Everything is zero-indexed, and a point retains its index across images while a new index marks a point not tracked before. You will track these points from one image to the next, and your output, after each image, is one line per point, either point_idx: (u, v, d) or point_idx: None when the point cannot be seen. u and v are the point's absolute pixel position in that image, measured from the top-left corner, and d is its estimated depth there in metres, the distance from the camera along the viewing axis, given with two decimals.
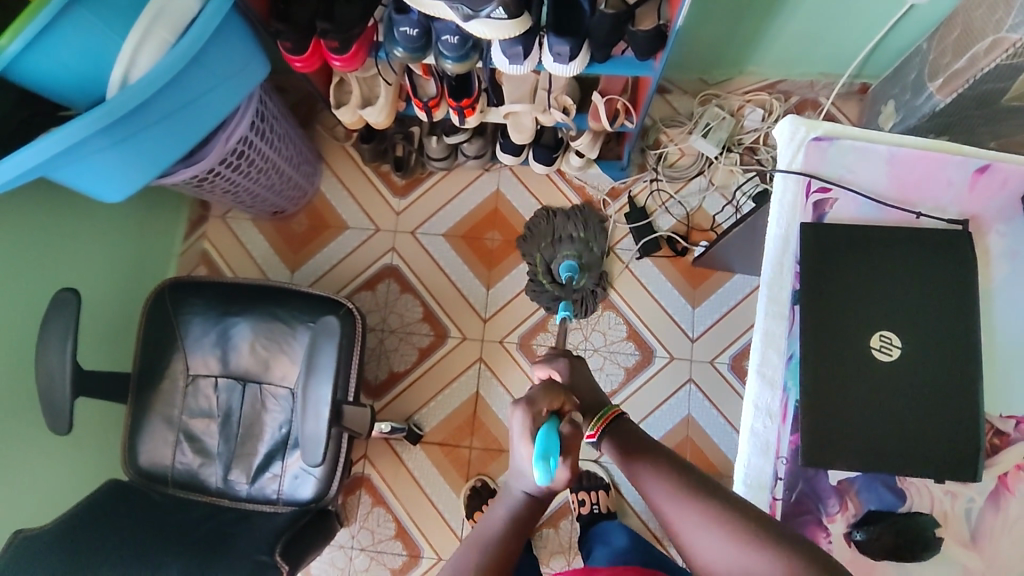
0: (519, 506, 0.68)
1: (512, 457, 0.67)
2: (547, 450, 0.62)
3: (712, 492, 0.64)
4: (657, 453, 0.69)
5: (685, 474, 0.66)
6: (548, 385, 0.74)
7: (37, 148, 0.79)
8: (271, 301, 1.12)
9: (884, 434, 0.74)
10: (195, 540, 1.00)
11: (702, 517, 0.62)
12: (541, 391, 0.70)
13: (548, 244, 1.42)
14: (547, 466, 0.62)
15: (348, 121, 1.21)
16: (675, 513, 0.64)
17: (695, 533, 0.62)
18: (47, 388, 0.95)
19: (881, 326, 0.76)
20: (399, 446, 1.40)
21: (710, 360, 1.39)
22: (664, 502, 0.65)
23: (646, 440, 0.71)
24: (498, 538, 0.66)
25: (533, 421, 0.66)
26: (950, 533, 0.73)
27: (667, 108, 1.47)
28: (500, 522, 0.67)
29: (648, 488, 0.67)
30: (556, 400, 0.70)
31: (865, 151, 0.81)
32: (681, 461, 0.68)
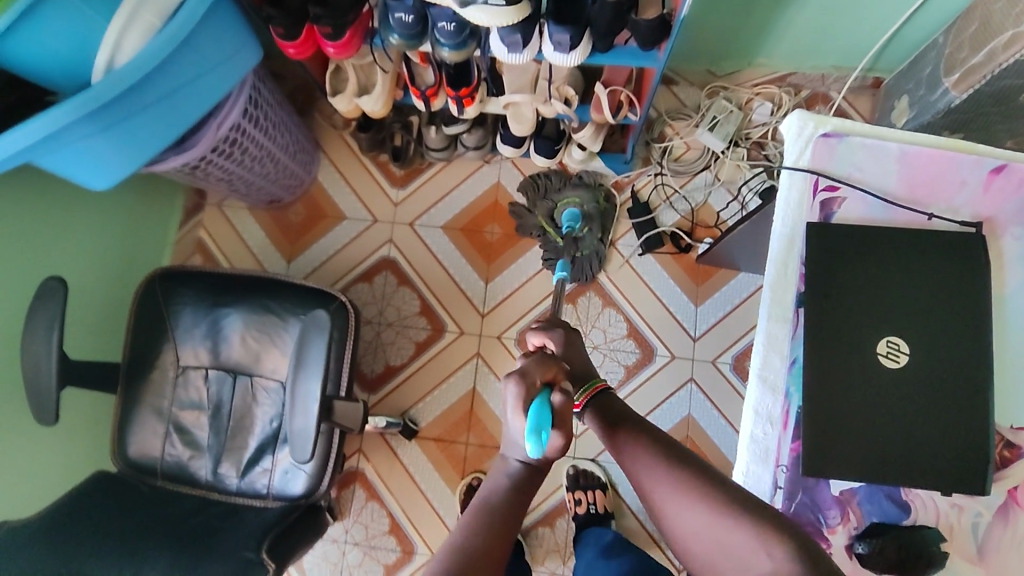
0: (519, 475, 0.65)
1: (506, 429, 0.66)
2: (540, 425, 0.62)
3: (695, 468, 0.64)
4: (641, 428, 0.70)
5: (668, 448, 0.66)
6: (540, 356, 0.73)
7: (20, 133, 0.77)
8: (263, 293, 1.10)
9: (890, 443, 0.71)
10: (183, 534, 0.98)
11: (682, 490, 0.62)
12: (533, 363, 0.69)
13: (548, 203, 1.40)
14: (539, 440, 0.61)
15: (344, 109, 1.19)
16: (656, 485, 0.64)
17: (673, 504, 0.62)
18: (33, 376, 0.94)
19: (890, 332, 0.73)
20: (395, 440, 1.38)
21: (712, 359, 1.37)
22: (646, 475, 0.65)
23: (631, 416, 0.72)
24: (499, 506, 0.62)
25: (526, 392, 0.65)
26: (956, 548, 0.71)
27: (673, 100, 1.42)
28: (501, 489, 0.64)
29: (629, 460, 0.67)
30: (549, 371, 0.69)
31: (876, 149, 0.77)
32: (665, 438, 0.68)
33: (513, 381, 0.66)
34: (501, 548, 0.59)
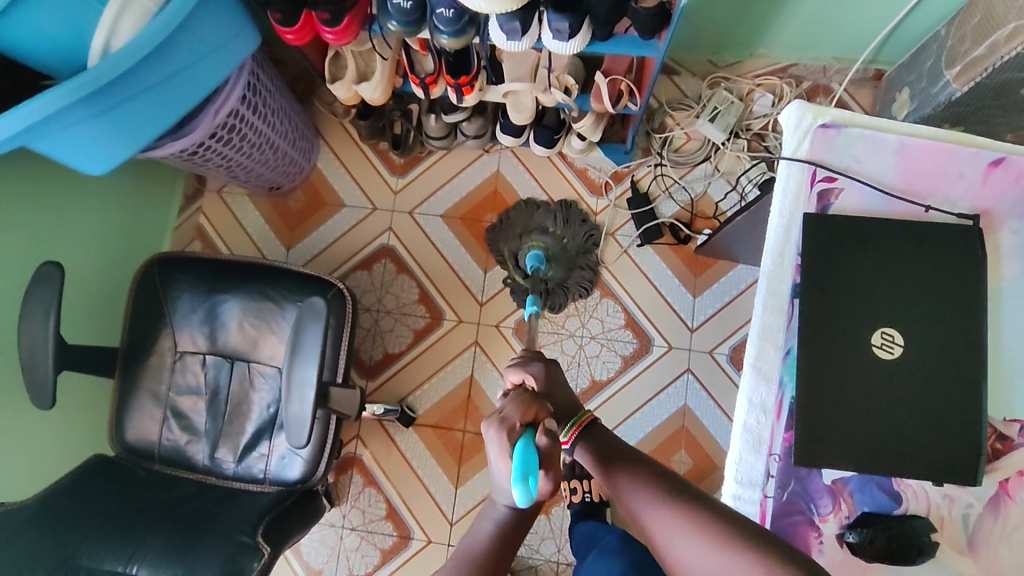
0: (506, 519, 0.64)
1: (491, 473, 0.63)
2: (527, 471, 0.59)
3: (694, 500, 0.62)
4: (634, 460, 0.68)
5: (667, 481, 0.65)
6: (520, 394, 0.70)
7: (14, 116, 0.77)
8: (260, 280, 1.10)
9: (883, 433, 0.71)
10: (180, 518, 0.99)
11: (683, 524, 0.60)
12: (515, 402, 0.66)
13: (513, 243, 1.38)
14: (527, 487, 0.59)
15: (344, 97, 1.17)
16: (656, 521, 0.62)
17: (676, 541, 0.60)
18: (29, 360, 0.94)
19: (884, 322, 0.73)
20: (392, 427, 1.39)
21: (710, 350, 1.37)
22: (645, 510, 0.63)
23: (623, 446, 0.70)
24: (483, 557, 0.63)
25: (509, 435, 0.62)
26: (946, 539, 0.71)
27: (674, 89, 1.42)
28: (485, 538, 0.64)
29: (626, 495, 0.65)
30: (531, 410, 0.66)
31: (874, 140, 0.77)
32: (661, 469, 0.66)
33: (494, 424, 0.63)
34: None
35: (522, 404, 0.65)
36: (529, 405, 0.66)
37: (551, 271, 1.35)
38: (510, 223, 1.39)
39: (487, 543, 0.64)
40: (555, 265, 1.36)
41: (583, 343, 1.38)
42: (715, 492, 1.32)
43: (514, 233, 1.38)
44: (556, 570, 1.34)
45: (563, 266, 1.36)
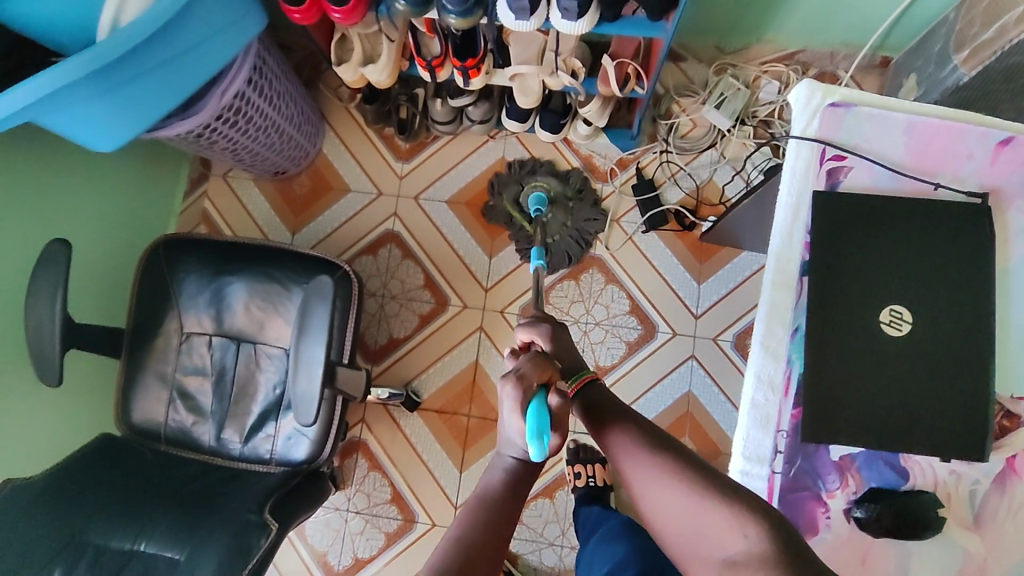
0: (513, 467, 0.67)
1: (504, 429, 0.66)
2: (541, 429, 0.61)
3: (673, 450, 0.63)
4: (620, 411, 0.69)
5: (648, 431, 0.65)
6: (532, 354, 0.72)
7: (21, 91, 0.77)
8: (267, 261, 1.10)
9: (891, 411, 0.72)
10: (187, 497, 0.99)
11: (658, 469, 0.61)
12: (530, 362, 0.68)
13: (516, 188, 1.41)
14: (541, 444, 0.61)
15: (349, 79, 1.17)
16: (633, 466, 0.63)
17: (649, 485, 0.61)
18: (36, 339, 0.94)
19: (893, 300, 0.73)
20: (397, 411, 1.42)
21: (714, 337, 1.37)
22: (624, 455, 0.64)
23: (612, 400, 0.71)
24: (497, 499, 0.63)
25: (524, 394, 0.64)
26: (953, 515, 0.71)
27: (680, 76, 1.42)
28: (498, 484, 0.65)
29: (608, 442, 0.66)
30: (545, 370, 0.68)
31: (883, 119, 0.77)
32: (646, 421, 0.67)
33: (511, 382, 0.65)
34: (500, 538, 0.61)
35: (537, 366, 0.68)
36: (544, 366, 0.68)
37: (553, 219, 1.38)
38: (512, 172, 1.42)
39: (500, 489, 0.65)
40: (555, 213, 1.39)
41: (588, 329, 1.38)
42: None
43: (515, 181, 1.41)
44: (560, 553, 1.35)
45: (564, 215, 1.39)
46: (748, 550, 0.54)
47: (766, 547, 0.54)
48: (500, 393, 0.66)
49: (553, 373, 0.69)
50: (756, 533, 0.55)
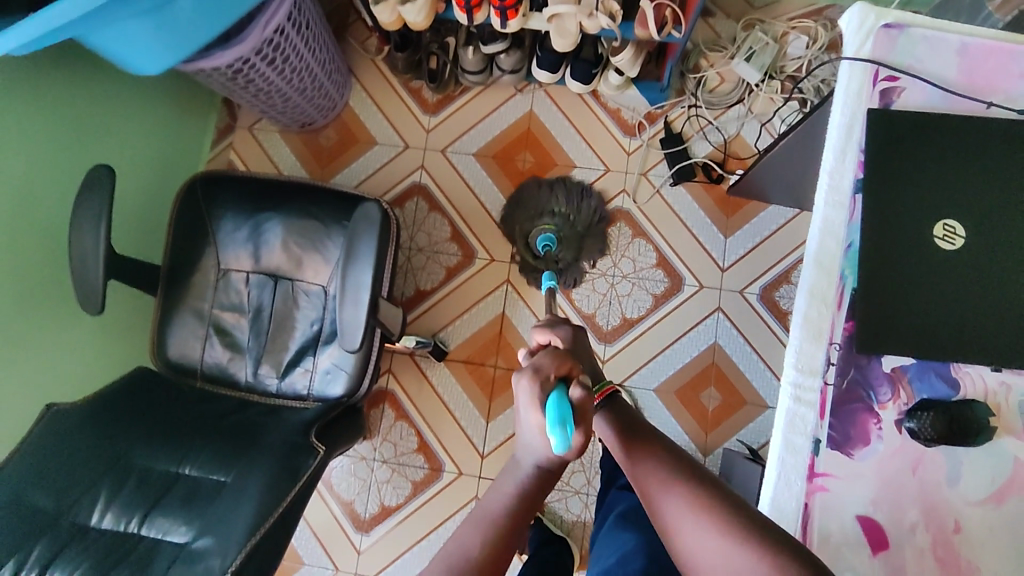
0: (528, 480, 0.63)
1: (523, 428, 0.61)
2: (563, 417, 0.57)
3: (712, 490, 0.61)
4: (658, 444, 0.68)
5: (689, 469, 0.64)
6: (549, 349, 0.69)
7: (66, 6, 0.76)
8: (306, 198, 1.10)
9: (944, 321, 0.73)
10: (227, 427, 1.00)
11: (696, 506, 0.60)
12: (547, 357, 0.64)
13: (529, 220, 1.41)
14: (564, 433, 0.56)
15: (386, 20, 1.18)
16: (668, 501, 0.62)
17: (684, 522, 0.60)
18: (80, 264, 0.94)
19: (945, 214, 0.74)
20: (425, 363, 1.42)
21: (740, 290, 1.38)
22: (659, 489, 0.63)
23: (649, 432, 0.70)
24: (503, 517, 0.62)
25: (541, 386, 0.60)
26: (1003, 424, 0.72)
27: (709, 32, 1.43)
28: (506, 499, 0.63)
29: (644, 475, 0.65)
30: (564, 364, 0.64)
31: (935, 41, 0.78)
32: (686, 458, 0.66)
33: (525, 378, 0.62)
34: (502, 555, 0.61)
35: (554, 359, 0.64)
36: (560, 360, 0.64)
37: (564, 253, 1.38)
38: (524, 200, 1.41)
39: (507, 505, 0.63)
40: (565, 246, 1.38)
41: (615, 281, 1.39)
42: (743, 428, 1.34)
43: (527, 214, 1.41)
44: (585, 502, 1.37)
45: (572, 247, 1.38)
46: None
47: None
48: (516, 389, 0.62)
49: (572, 365, 0.65)
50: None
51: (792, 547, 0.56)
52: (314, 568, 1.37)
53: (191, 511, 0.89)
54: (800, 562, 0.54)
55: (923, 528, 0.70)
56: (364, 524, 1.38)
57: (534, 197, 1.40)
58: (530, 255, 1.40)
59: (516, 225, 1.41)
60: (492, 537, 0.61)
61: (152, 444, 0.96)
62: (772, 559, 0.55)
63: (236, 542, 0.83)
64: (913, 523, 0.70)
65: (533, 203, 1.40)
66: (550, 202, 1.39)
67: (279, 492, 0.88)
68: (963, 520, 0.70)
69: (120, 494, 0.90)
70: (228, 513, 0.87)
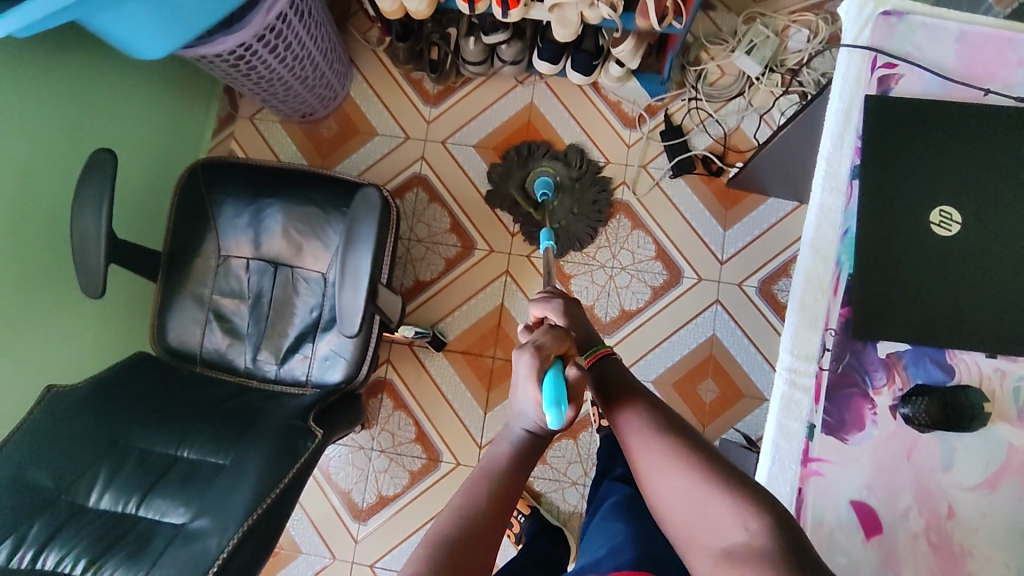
0: (523, 440, 0.64)
1: (519, 402, 0.63)
2: (561, 396, 0.59)
3: (690, 441, 0.60)
4: (642, 398, 0.66)
5: (670, 421, 0.63)
6: (547, 326, 0.72)
7: None
8: (306, 185, 1.11)
9: (940, 307, 0.73)
10: (226, 411, 1.01)
11: (671, 455, 0.59)
12: (548, 335, 0.67)
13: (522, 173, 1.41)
14: (561, 412, 0.58)
15: (388, 9, 1.18)
16: (645, 450, 0.61)
17: (658, 469, 0.59)
18: (81, 247, 0.95)
19: (941, 201, 0.75)
20: (423, 353, 1.43)
21: (739, 283, 1.38)
22: (636, 439, 0.62)
23: (635, 387, 0.69)
24: (505, 471, 0.62)
25: (541, 362, 0.62)
26: (997, 410, 0.72)
27: (709, 24, 1.42)
28: (505, 456, 0.63)
29: (624, 426, 0.64)
30: (563, 342, 0.67)
31: (934, 29, 0.78)
32: (668, 412, 0.65)
33: (527, 354, 0.63)
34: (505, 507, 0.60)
35: (555, 338, 0.66)
36: (561, 338, 0.67)
37: (561, 203, 1.39)
38: (518, 159, 1.42)
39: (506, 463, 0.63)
40: (563, 196, 1.39)
41: (614, 273, 1.39)
42: (740, 420, 1.34)
43: (521, 167, 1.41)
44: (582, 493, 1.38)
45: (569, 198, 1.39)
46: (747, 542, 0.51)
47: (766, 540, 0.51)
48: (515, 364, 0.64)
49: (569, 345, 0.68)
50: (759, 526, 0.52)
51: (770, 504, 0.54)
52: (312, 557, 1.38)
53: (189, 492, 0.90)
54: (771, 516, 0.53)
55: (917, 513, 0.71)
56: (362, 513, 1.38)
57: (526, 154, 1.41)
58: (529, 206, 1.40)
59: (507, 181, 1.41)
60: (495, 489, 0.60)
61: (151, 427, 0.96)
62: (743, 509, 0.53)
63: (234, 521, 0.83)
64: (907, 508, 0.71)
65: (524, 165, 1.41)
66: (539, 159, 1.41)
67: (276, 473, 0.89)
68: (957, 505, 0.71)
69: (118, 474, 0.91)
70: (225, 494, 0.87)
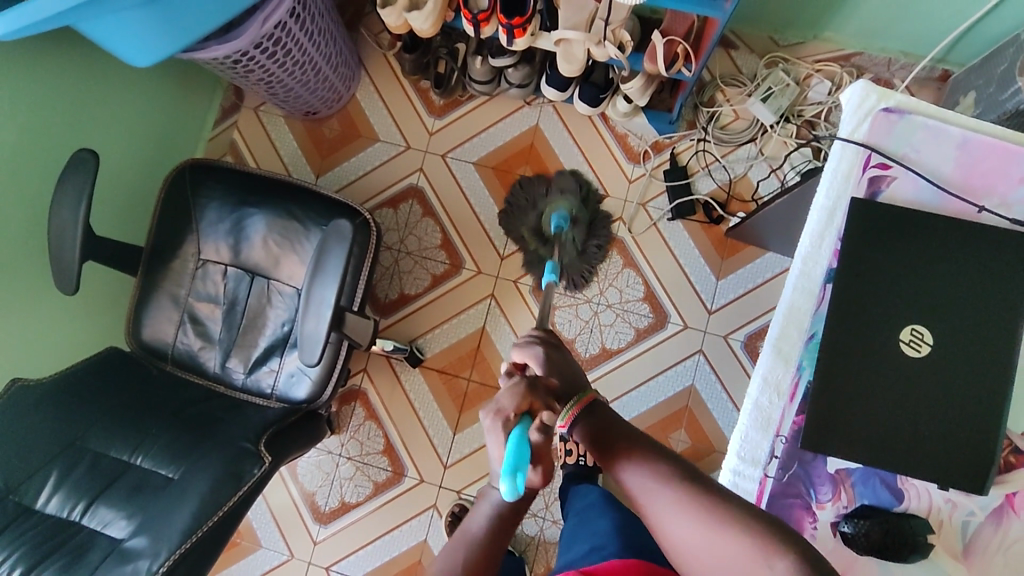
0: (503, 507, 0.60)
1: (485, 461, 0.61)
2: (515, 465, 0.56)
3: (697, 481, 0.55)
4: (637, 441, 0.60)
5: (673, 462, 0.57)
6: (519, 378, 0.66)
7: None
8: (288, 198, 1.09)
9: (896, 428, 0.70)
10: (186, 418, 1.01)
11: (683, 506, 0.54)
12: (512, 389, 0.62)
13: (534, 213, 1.34)
14: (514, 482, 0.56)
15: (393, 24, 1.14)
16: (653, 500, 0.55)
17: (671, 519, 0.54)
18: (57, 246, 0.93)
19: (915, 319, 0.71)
20: (400, 366, 1.43)
21: (724, 335, 1.35)
22: (641, 489, 0.56)
23: (625, 428, 0.62)
24: (482, 539, 0.59)
25: (503, 426, 0.59)
26: (942, 542, 0.70)
27: (729, 64, 1.38)
28: (486, 520, 0.60)
29: (623, 474, 0.58)
30: (529, 397, 0.62)
31: (936, 131, 0.74)
32: (664, 448, 0.59)
33: (489, 413, 0.61)
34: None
35: (517, 391, 0.62)
36: (525, 392, 0.62)
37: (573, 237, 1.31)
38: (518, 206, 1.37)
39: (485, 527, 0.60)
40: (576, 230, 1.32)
41: (599, 310, 1.36)
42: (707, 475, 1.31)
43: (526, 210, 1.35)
44: (541, 525, 1.38)
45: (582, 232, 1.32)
46: None
47: None
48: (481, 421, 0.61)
49: (536, 399, 0.63)
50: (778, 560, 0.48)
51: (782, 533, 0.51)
52: (270, 552, 1.40)
53: (135, 503, 0.91)
54: (797, 549, 0.50)
55: None
56: (323, 516, 1.40)
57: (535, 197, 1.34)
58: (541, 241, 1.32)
59: (521, 212, 1.36)
60: (473, 557, 0.58)
61: (109, 430, 0.98)
62: (763, 545, 0.50)
63: (169, 544, 0.84)
64: None
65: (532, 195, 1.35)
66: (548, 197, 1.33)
67: (219, 497, 0.89)
68: None
69: (71, 474, 0.92)
70: (167, 513, 0.88)
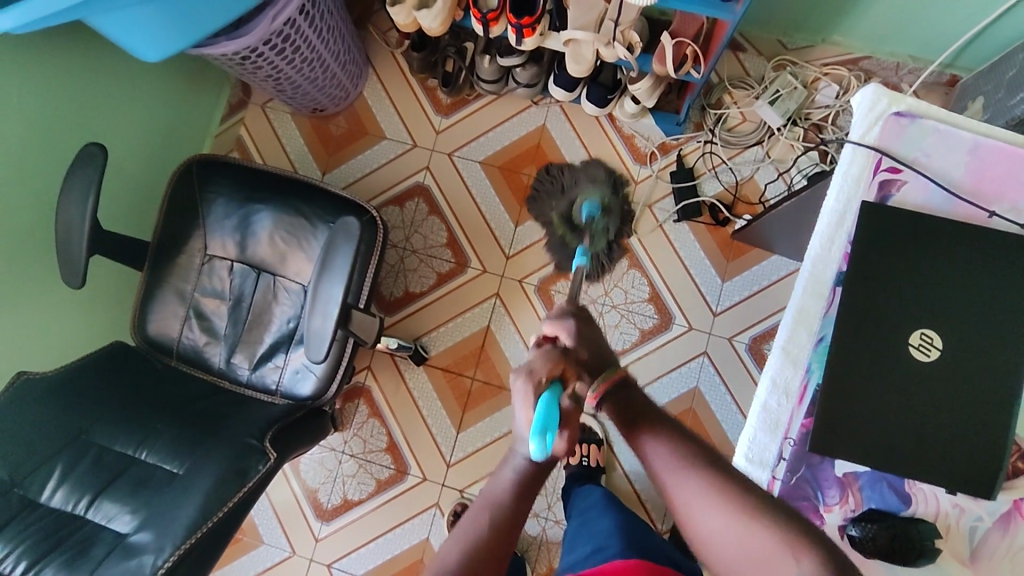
0: (525, 473, 0.59)
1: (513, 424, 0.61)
2: (545, 423, 0.57)
3: (723, 471, 0.55)
4: (665, 423, 0.60)
5: (702, 449, 0.57)
6: (551, 347, 0.67)
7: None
8: (296, 195, 1.09)
9: (904, 432, 0.70)
10: (190, 413, 1.01)
11: (712, 495, 0.54)
12: (544, 356, 0.64)
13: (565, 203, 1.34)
14: (544, 440, 0.56)
15: (401, 22, 1.14)
16: (681, 485, 0.55)
17: (699, 508, 0.54)
18: (64, 240, 0.92)
19: (924, 323, 0.71)
20: (404, 364, 1.43)
21: (729, 337, 1.35)
22: (670, 474, 0.56)
23: (655, 410, 0.61)
24: (505, 503, 0.58)
25: (534, 387, 0.60)
26: (949, 547, 0.70)
27: (737, 66, 1.38)
28: (508, 485, 0.59)
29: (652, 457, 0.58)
30: (560, 364, 0.63)
31: (947, 135, 0.74)
32: (693, 435, 0.59)
33: (521, 375, 0.62)
34: (506, 542, 0.56)
35: (551, 358, 0.64)
36: (557, 359, 0.63)
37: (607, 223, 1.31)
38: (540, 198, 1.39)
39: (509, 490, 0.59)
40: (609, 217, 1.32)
41: (604, 311, 1.36)
42: None
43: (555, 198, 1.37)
44: (542, 525, 1.37)
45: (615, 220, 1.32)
46: None
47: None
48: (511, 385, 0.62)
49: (568, 367, 0.63)
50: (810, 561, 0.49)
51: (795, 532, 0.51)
52: (272, 548, 1.40)
53: (140, 498, 0.91)
54: (805, 550, 0.50)
55: None
56: (325, 513, 1.40)
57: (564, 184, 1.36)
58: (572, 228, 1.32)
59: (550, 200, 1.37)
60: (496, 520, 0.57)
61: (114, 425, 0.97)
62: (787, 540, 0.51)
63: (173, 540, 0.84)
64: None
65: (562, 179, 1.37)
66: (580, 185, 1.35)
67: (223, 494, 0.89)
68: None
69: (75, 469, 0.92)
70: (172, 509, 0.88)
